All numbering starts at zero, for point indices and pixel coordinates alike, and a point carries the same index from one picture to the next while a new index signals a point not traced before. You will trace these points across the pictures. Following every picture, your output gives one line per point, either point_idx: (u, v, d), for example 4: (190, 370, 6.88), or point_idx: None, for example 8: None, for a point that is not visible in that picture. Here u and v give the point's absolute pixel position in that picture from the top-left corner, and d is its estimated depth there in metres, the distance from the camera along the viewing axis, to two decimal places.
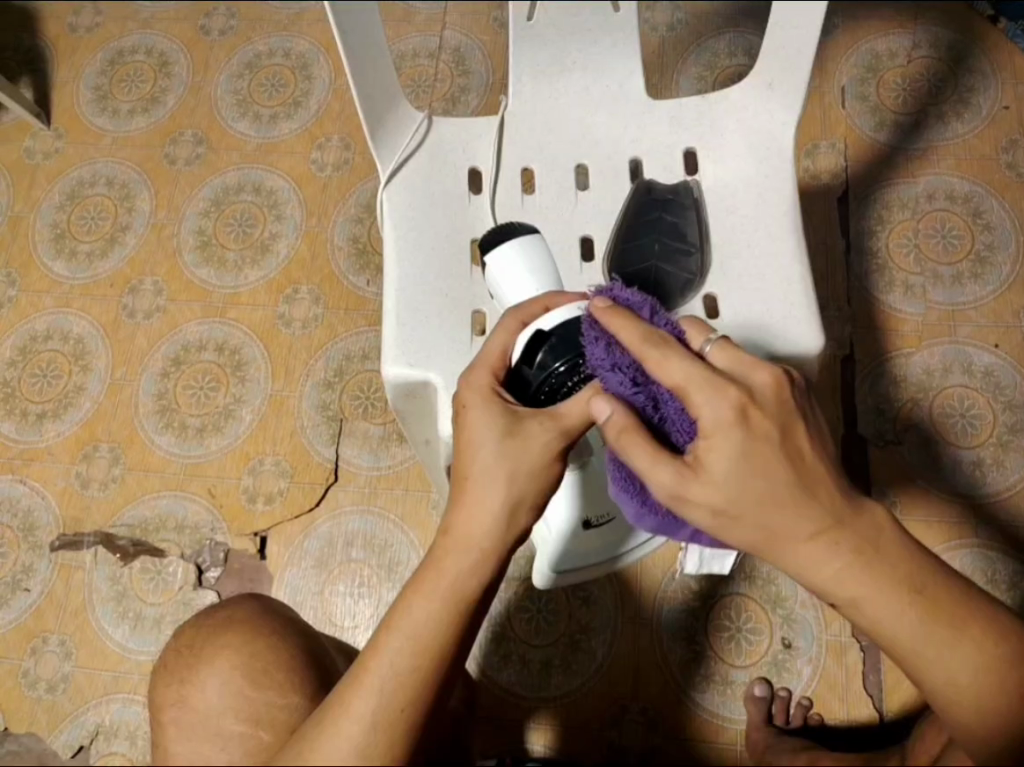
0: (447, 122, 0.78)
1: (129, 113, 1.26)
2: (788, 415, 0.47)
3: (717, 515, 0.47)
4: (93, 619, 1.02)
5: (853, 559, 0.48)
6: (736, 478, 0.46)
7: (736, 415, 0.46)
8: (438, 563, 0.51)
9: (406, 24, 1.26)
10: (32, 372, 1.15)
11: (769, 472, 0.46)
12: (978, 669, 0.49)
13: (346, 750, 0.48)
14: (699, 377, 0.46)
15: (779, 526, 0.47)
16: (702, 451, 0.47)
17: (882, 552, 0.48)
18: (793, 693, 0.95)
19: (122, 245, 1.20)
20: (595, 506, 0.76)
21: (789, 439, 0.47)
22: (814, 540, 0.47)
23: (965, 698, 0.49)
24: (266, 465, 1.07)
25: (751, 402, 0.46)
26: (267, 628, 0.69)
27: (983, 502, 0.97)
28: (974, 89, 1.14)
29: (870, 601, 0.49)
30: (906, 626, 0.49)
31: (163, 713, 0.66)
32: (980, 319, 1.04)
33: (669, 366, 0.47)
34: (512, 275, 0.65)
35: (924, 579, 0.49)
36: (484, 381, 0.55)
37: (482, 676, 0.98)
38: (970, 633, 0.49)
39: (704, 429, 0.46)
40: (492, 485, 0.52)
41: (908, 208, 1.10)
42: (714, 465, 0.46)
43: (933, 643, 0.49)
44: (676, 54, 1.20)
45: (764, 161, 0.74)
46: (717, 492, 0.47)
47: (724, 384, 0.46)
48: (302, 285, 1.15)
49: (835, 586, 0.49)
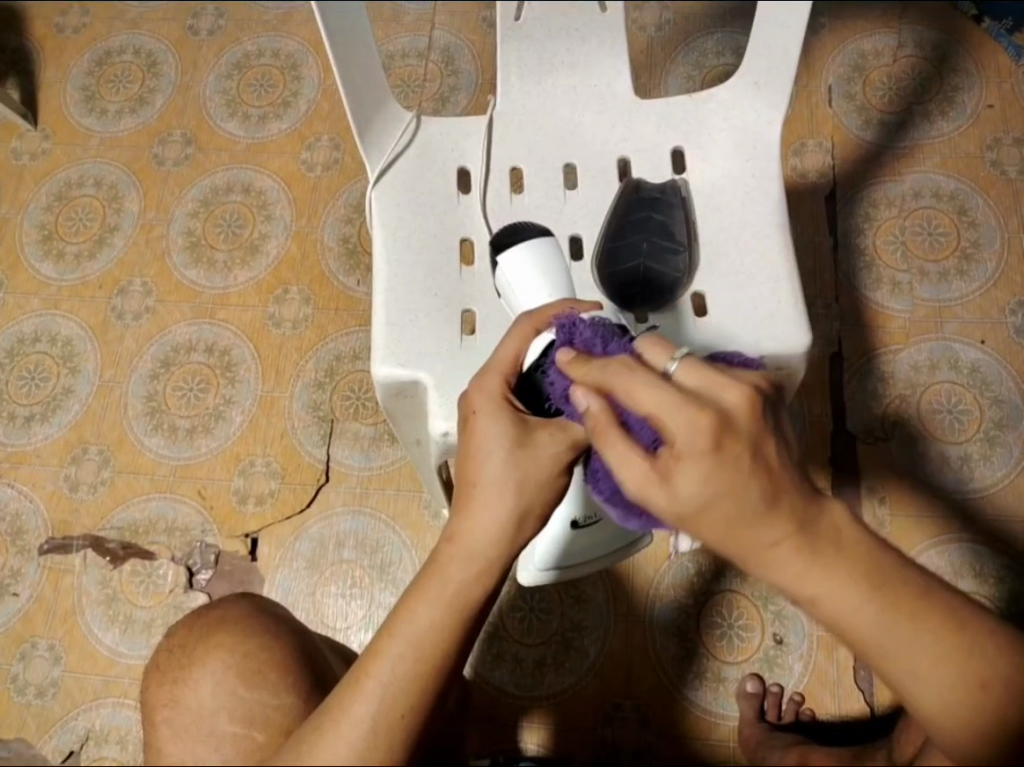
0: (434, 122, 0.78)
1: (116, 114, 1.26)
2: (760, 433, 0.41)
3: (679, 522, 0.43)
4: (83, 622, 1.02)
5: (814, 560, 0.42)
6: (702, 498, 0.41)
7: (710, 439, 0.40)
8: (438, 569, 0.51)
9: (394, 25, 1.26)
10: (20, 374, 1.14)
11: (734, 492, 0.40)
12: (944, 671, 0.45)
13: (346, 756, 0.47)
14: (672, 399, 0.41)
15: (745, 540, 0.42)
16: (670, 466, 0.41)
17: (843, 551, 0.43)
18: (786, 688, 0.95)
19: (111, 246, 1.19)
20: (587, 506, 0.74)
21: (760, 455, 0.41)
22: (778, 547, 0.42)
23: (935, 697, 0.45)
24: (257, 466, 1.07)
25: (729, 421, 0.40)
26: (259, 627, 0.68)
27: (971, 499, 0.98)
28: (959, 88, 1.15)
29: (827, 601, 0.43)
30: (865, 626, 0.44)
31: (154, 713, 0.66)
32: (967, 315, 1.05)
33: (635, 390, 0.43)
34: (528, 286, 0.65)
35: (886, 572, 0.44)
36: (496, 386, 0.55)
37: (475, 675, 0.98)
38: (928, 627, 0.44)
39: (677, 451, 0.41)
40: (502, 494, 0.52)
41: (895, 206, 1.11)
42: (681, 484, 0.41)
43: (892, 639, 0.44)
44: (664, 53, 1.21)
45: (752, 161, 0.74)
46: (680, 506, 0.41)
47: (698, 404, 0.40)
48: (292, 285, 1.14)
49: (789, 586, 0.43)
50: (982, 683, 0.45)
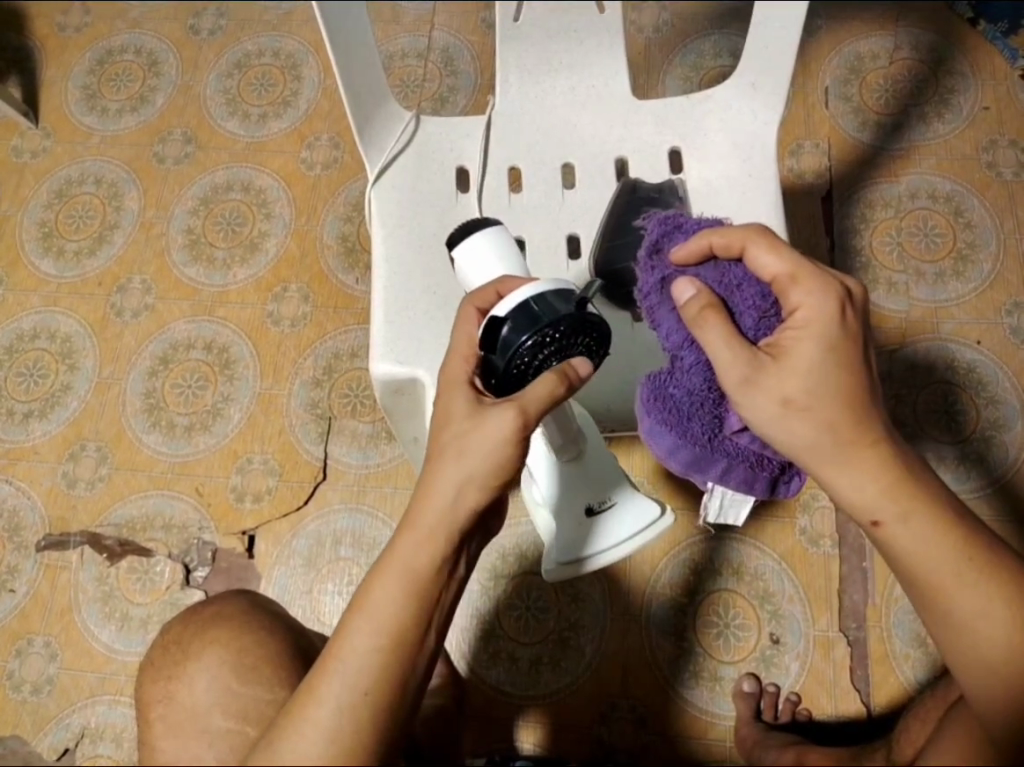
0: (433, 121, 0.78)
1: (117, 112, 1.27)
2: (866, 328, 0.54)
3: (785, 402, 0.52)
4: (80, 619, 1.02)
5: (901, 478, 0.54)
6: (818, 367, 0.52)
7: (837, 309, 0.53)
8: (393, 550, 0.53)
9: (395, 25, 1.27)
10: (19, 370, 1.14)
11: (845, 365, 0.52)
12: (1006, 612, 0.53)
13: (320, 739, 0.48)
14: (808, 276, 0.53)
15: (843, 424, 0.53)
16: (792, 341, 0.53)
17: (926, 489, 0.54)
18: (781, 689, 0.95)
19: (111, 244, 1.20)
20: (596, 488, 0.75)
21: (864, 345, 0.54)
22: (875, 442, 0.53)
23: (997, 638, 0.53)
24: (255, 463, 1.07)
25: (848, 299, 0.53)
26: (254, 624, 0.69)
27: (969, 497, 0.98)
28: (954, 90, 1.16)
29: (912, 517, 0.54)
30: (936, 551, 0.54)
31: (149, 709, 0.66)
32: (963, 316, 1.06)
33: (766, 259, 0.55)
34: (481, 259, 0.63)
35: (959, 519, 0.55)
36: (460, 371, 0.58)
37: (471, 673, 0.98)
38: (994, 573, 0.54)
39: (805, 317, 0.53)
40: (455, 461, 0.53)
41: (891, 207, 1.12)
42: (804, 353, 0.52)
43: (961, 571, 0.54)
44: (663, 54, 1.21)
45: (747, 160, 0.75)
46: (799, 377, 0.52)
47: (829, 283, 0.53)
48: (291, 284, 1.15)
49: (878, 500, 0.54)
50: None
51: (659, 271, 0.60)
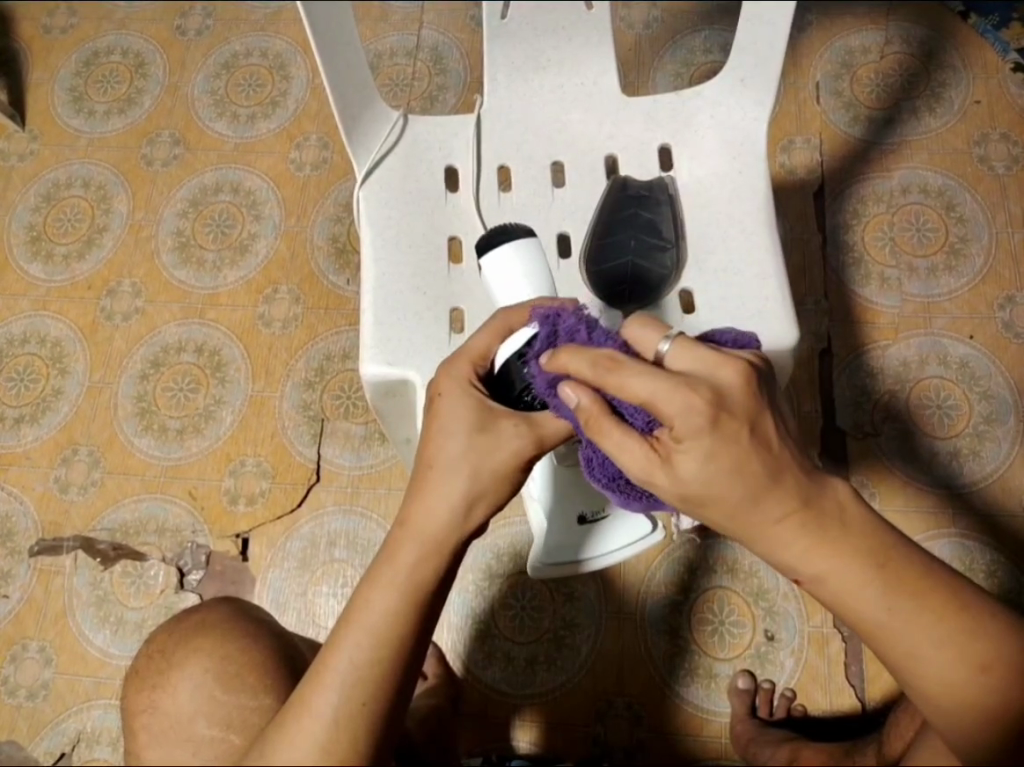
0: (422, 121, 0.78)
1: (104, 115, 1.26)
2: (756, 411, 0.48)
3: (684, 498, 0.50)
4: (73, 624, 1.02)
5: (819, 540, 0.50)
6: (703, 477, 0.48)
7: (708, 420, 0.47)
8: (384, 561, 0.53)
9: (383, 24, 1.26)
10: (10, 374, 1.14)
11: (735, 468, 0.48)
12: (941, 649, 0.50)
13: (310, 752, 0.48)
14: (667, 387, 0.47)
15: (746, 512, 0.49)
16: (671, 448, 0.48)
17: (847, 531, 0.50)
18: (778, 684, 0.95)
19: (100, 247, 1.19)
20: (591, 500, 0.74)
21: (756, 434, 0.48)
22: (784, 521, 0.49)
23: (936, 678, 0.50)
24: (247, 466, 1.07)
25: (721, 403, 0.47)
26: (240, 632, 0.68)
27: (963, 492, 0.98)
28: (946, 84, 1.15)
29: (832, 578, 0.50)
30: (867, 601, 0.50)
31: (135, 718, 0.66)
32: (955, 311, 1.05)
33: (625, 384, 0.48)
34: (509, 279, 0.65)
35: (888, 549, 0.51)
36: (463, 371, 0.57)
37: (466, 672, 0.99)
38: (931, 606, 0.50)
39: (677, 433, 0.47)
40: (442, 472, 0.54)
41: (883, 202, 1.11)
42: (682, 466, 0.48)
43: (894, 617, 0.50)
44: (652, 51, 1.21)
45: (738, 158, 0.74)
46: (683, 485, 0.49)
47: (694, 387, 0.47)
48: (282, 285, 1.14)
49: (798, 564, 0.51)
50: (985, 667, 0.50)
51: (541, 379, 0.54)
